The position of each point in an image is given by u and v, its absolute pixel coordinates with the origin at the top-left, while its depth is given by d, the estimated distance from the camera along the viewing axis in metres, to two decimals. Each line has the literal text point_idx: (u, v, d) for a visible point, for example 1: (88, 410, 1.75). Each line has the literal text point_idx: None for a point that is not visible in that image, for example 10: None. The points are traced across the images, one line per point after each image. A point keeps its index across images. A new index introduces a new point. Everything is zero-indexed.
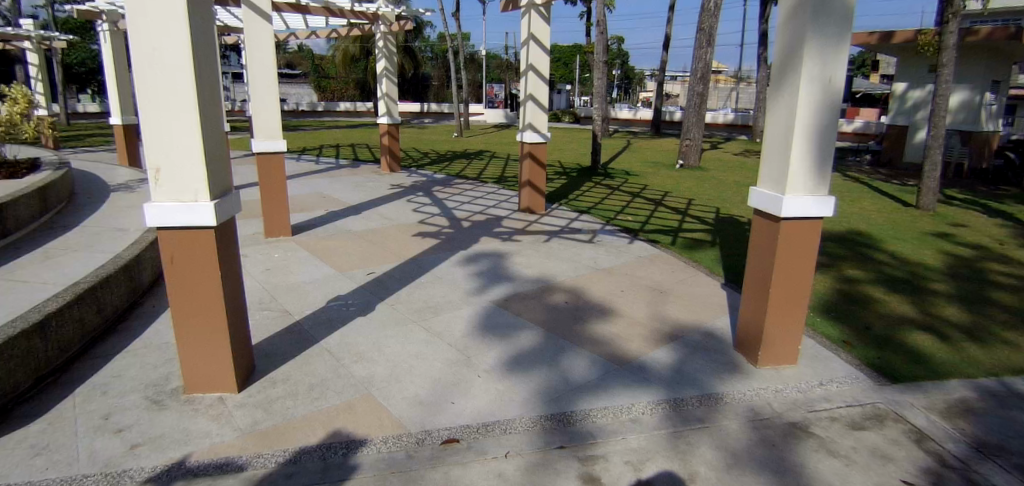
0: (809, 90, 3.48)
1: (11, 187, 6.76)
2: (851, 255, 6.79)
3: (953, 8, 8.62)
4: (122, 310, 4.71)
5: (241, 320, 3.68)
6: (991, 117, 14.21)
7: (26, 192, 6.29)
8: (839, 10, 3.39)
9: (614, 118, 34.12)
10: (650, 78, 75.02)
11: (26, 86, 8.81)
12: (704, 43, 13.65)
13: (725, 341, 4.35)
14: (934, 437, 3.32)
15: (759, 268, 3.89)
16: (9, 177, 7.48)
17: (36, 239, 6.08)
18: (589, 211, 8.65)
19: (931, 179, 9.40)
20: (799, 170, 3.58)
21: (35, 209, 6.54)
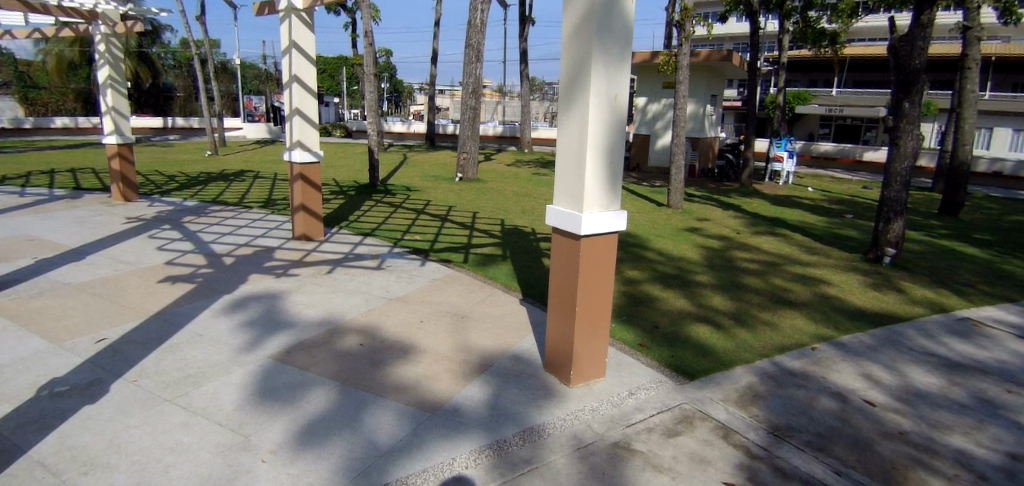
0: (597, 103, 3.50)
1: None
2: (627, 255, 7.31)
3: (685, 33, 9.90)
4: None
5: None
6: (712, 126, 17.17)
7: None
8: (618, 30, 3.55)
9: (387, 131, 33.75)
10: (421, 92, 76.58)
11: None
12: (473, 59, 14.04)
13: (535, 363, 4.22)
14: (738, 430, 3.56)
15: (563, 286, 3.82)
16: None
17: None
18: (374, 233, 8.06)
19: (676, 181, 10.86)
20: (594, 184, 3.57)
21: None
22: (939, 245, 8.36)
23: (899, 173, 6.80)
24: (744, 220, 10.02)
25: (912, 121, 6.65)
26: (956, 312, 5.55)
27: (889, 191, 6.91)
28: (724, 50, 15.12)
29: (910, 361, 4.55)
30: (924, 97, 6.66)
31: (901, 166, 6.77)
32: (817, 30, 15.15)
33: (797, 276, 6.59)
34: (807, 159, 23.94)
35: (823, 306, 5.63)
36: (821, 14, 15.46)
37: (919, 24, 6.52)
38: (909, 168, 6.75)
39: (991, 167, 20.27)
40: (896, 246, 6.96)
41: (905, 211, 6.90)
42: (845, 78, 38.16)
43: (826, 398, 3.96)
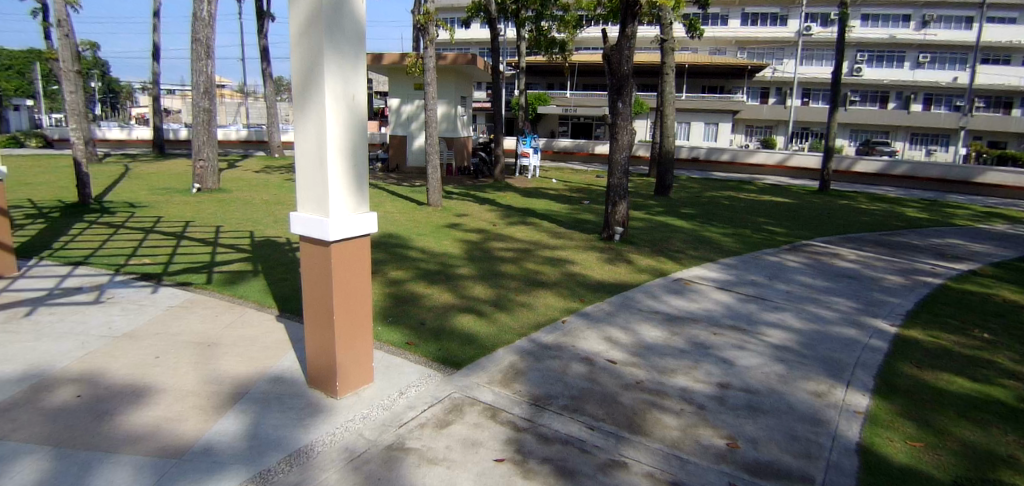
0: (334, 104, 3.52)
1: None
2: (389, 253, 7.29)
3: (430, 36, 10.06)
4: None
5: None
6: (464, 125, 17.90)
7: None
8: (349, 31, 3.58)
9: (99, 139, 28.60)
10: (146, 91, 66.99)
11: None
12: (202, 55, 12.65)
13: (296, 382, 4.02)
14: (504, 408, 3.81)
15: (319, 296, 3.73)
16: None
17: None
18: (86, 262, 6.77)
19: (433, 179, 10.90)
20: (340, 186, 3.60)
21: None
22: (655, 220, 10.06)
23: (620, 163, 7.94)
24: (499, 212, 10.77)
25: (626, 118, 7.86)
26: (672, 274, 6.73)
27: (613, 179, 8.00)
28: (468, 54, 16.06)
29: (641, 319, 5.38)
30: (632, 98, 7.89)
31: (621, 157, 7.93)
32: (548, 38, 17.28)
33: (548, 259, 7.29)
34: (551, 154, 26.82)
35: (571, 283, 6.33)
36: (550, 24, 17.51)
37: (625, 35, 7.58)
38: (627, 158, 7.96)
39: (689, 153, 25.20)
40: (623, 224, 8.16)
41: (627, 194, 8.10)
42: (577, 81, 43.96)
43: (577, 364, 4.45)
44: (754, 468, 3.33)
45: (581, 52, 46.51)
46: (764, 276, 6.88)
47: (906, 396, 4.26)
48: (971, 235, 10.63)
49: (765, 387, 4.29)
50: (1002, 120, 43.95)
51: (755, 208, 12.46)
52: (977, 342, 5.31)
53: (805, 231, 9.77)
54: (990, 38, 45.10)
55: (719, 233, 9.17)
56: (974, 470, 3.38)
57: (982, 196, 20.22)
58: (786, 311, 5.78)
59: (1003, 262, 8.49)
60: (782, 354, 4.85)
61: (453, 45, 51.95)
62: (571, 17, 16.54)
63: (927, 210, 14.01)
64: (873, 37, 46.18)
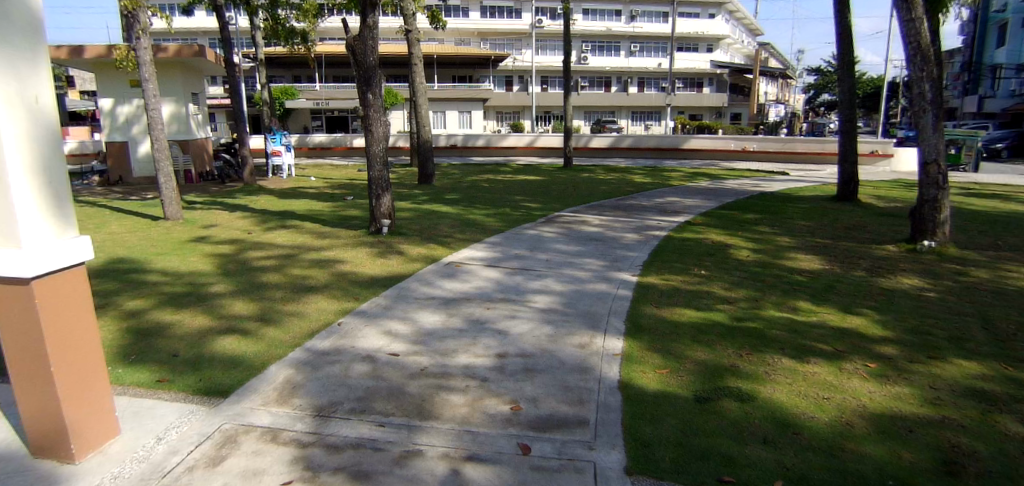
0: (11, 109, 2.83)
1: None
2: (119, 281, 6.16)
3: (141, 25, 8.63)
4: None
5: None
6: (199, 126, 16.03)
7: None
8: (22, 19, 2.92)
9: None
10: None
11: None
12: None
13: (14, 456, 3.23)
14: (286, 427, 3.55)
15: (24, 347, 3.01)
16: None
17: None
18: None
19: (168, 190, 9.40)
20: (34, 209, 2.92)
21: None
22: (423, 209, 10.23)
23: (378, 155, 7.90)
24: (255, 218, 9.84)
25: (378, 110, 7.81)
26: (444, 259, 6.94)
27: (373, 172, 7.90)
28: (195, 46, 14.32)
29: (419, 307, 5.47)
30: (382, 89, 7.86)
31: (377, 149, 7.89)
32: (286, 28, 16.24)
33: (315, 261, 6.92)
34: (305, 151, 25.71)
35: (342, 283, 6.11)
36: (287, 13, 16.48)
37: (366, 25, 7.47)
38: (384, 149, 7.95)
39: (447, 141, 26.36)
40: (389, 217, 8.14)
41: (389, 186, 8.09)
42: (325, 73, 42.79)
43: (358, 364, 4.34)
44: (538, 424, 3.65)
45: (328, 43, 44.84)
46: (527, 248, 7.51)
47: (649, 333, 5.08)
48: (681, 192, 13.02)
49: (537, 349, 4.70)
50: (696, 98, 54.39)
51: (513, 188, 13.49)
52: (694, 278, 6.56)
53: (557, 203, 10.92)
54: (682, 30, 54.89)
55: (483, 215, 9.71)
56: (702, 383, 4.18)
57: (687, 160, 24.85)
58: (549, 277, 6.40)
59: (704, 212, 10.59)
60: (551, 316, 5.38)
61: (175, 35, 45.54)
62: (310, 7, 15.67)
63: (649, 176, 16.76)
64: (594, 29, 53.02)
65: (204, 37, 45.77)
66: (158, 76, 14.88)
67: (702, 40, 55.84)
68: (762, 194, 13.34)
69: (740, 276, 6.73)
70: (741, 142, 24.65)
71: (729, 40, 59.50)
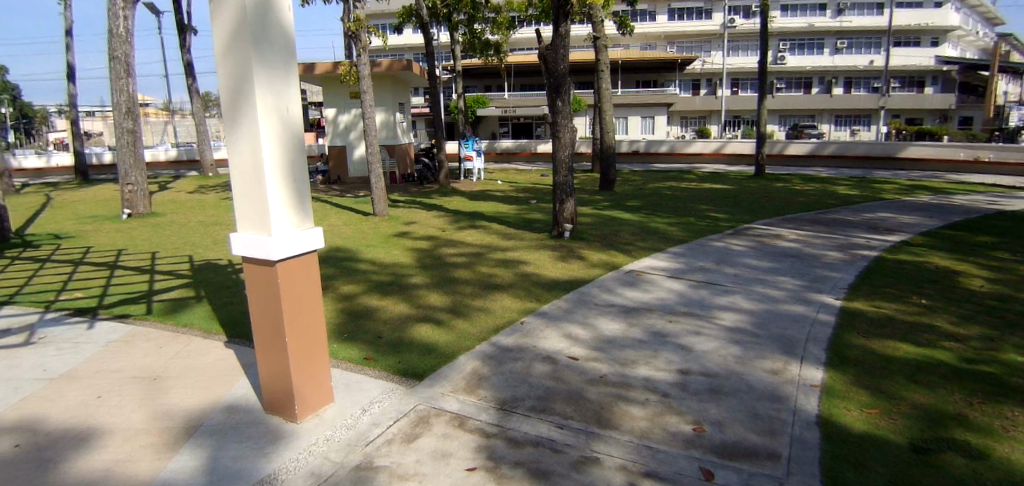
0: (268, 118, 3.35)
1: None
2: (339, 267, 7.08)
3: (363, 44, 9.84)
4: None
5: None
6: (403, 132, 17.75)
7: None
8: (279, 42, 3.45)
9: (12, 169, 26.18)
10: (60, 115, 63.48)
11: None
12: (122, 74, 11.96)
13: (253, 409, 3.84)
14: (471, 416, 3.75)
15: (268, 319, 3.56)
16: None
17: None
18: (6, 302, 6.23)
19: (378, 189, 10.62)
20: (280, 203, 3.42)
21: None
22: (603, 215, 10.24)
23: (564, 161, 8.05)
24: (448, 217, 10.64)
25: (566, 117, 7.95)
26: (624, 267, 6.85)
27: (558, 177, 8.09)
28: (404, 60, 15.99)
29: (599, 313, 5.45)
30: (571, 96, 8.01)
31: (563, 155, 8.06)
32: (482, 41, 17.27)
33: (500, 261, 7.26)
34: (493, 156, 27.14)
35: (526, 284, 6.34)
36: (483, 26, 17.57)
37: (558, 34, 7.68)
38: (570, 155, 8.09)
39: (629, 147, 25.74)
40: (572, 221, 8.29)
41: (573, 192, 8.21)
42: (516, 82, 44.67)
43: (539, 364, 4.45)
44: (722, 450, 3.39)
45: (516, 52, 47.18)
46: (713, 261, 7.11)
47: (856, 366, 4.46)
48: (896, 207, 11.35)
49: (723, 370, 4.40)
50: (916, 98, 47.15)
51: (699, 196, 12.89)
52: (914, 308, 5.64)
53: (746, 214, 10.20)
54: (902, 22, 48.04)
55: (665, 223, 9.41)
56: (923, 430, 3.56)
57: (906, 170, 21.61)
58: (736, 294, 5.98)
59: (927, 231, 9.10)
60: (739, 335, 5.00)
61: (388, 51, 51.47)
62: (503, 19, 16.99)
63: (855, 187, 14.90)
64: (793, 26, 48.69)
65: (409, 52, 51.06)
66: (374, 89, 16.85)
67: (926, 32, 48.49)
68: (1008, 213, 11.09)
69: (977, 310, 5.64)
70: (979, 151, 20.76)
71: (961, 32, 50.92)
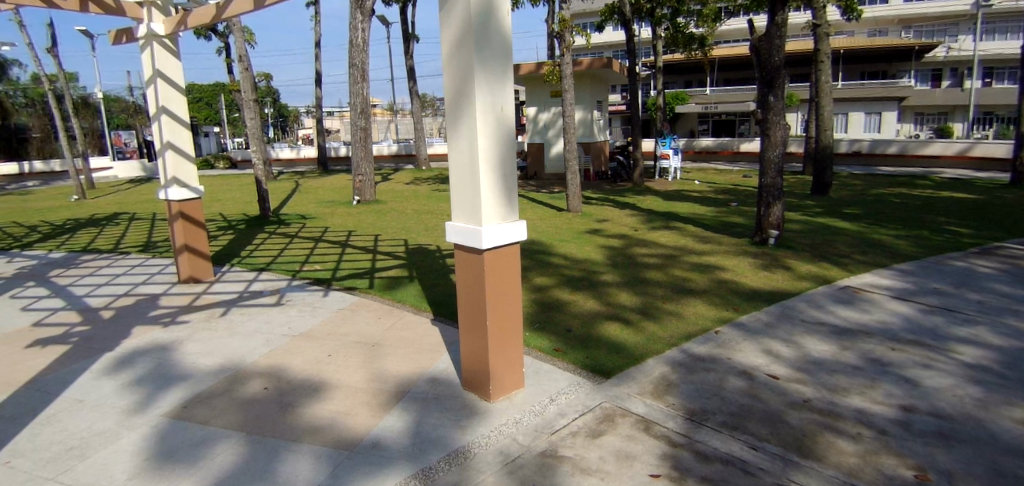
0: (484, 118, 3.57)
1: None
2: (534, 260, 7.42)
3: (567, 43, 10.17)
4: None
5: None
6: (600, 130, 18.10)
7: None
8: (497, 45, 3.64)
9: (277, 159, 31.97)
10: (309, 114, 76.00)
11: None
12: (358, 78, 13.66)
13: (452, 383, 4.17)
14: (657, 421, 3.65)
15: (472, 302, 3.83)
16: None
17: None
18: (268, 268, 7.62)
19: (574, 185, 10.97)
20: (490, 197, 3.64)
21: None
22: (814, 223, 9.28)
23: (773, 161, 7.55)
24: (642, 216, 10.51)
25: (778, 113, 7.43)
26: (836, 282, 6.14)
27: (765, 179, 7.62)
28: (604, 57, 16.28)
29: (805, 332, 4.94)
30: (785, 91, 7.46)
31: (773, 154, 7.54)
32: (686, 35, 16.76)
33: (694, 265, 6.98)
34: (693, 155, 26.62)
35: (722, 291, 6.01)
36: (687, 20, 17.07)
37: (774, 24, 7.24)
38: (781, 155, 7.54)
39: (847, 147, 23.32)
40: (777, 227, 7.72)
41: (781, 195, 7.65)
42: (719, 76, 42.43)
43: (733, 378, 4.17)
44: None
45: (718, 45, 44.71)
46: (951, 283, 6.04)
47: None
48: None
49: (966, 414, 3.69)
50: None
51: (940, 206, 11.01)
52: None
53: (1005, 231, 8.49)
54: None
55: (891, 236, 8.22)
56: None
57: None
58: (985, 325, 5.00)
59: None
60: (981, 375, 4.16)
61: (590, 49, 52.25)
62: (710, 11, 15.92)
63: None
64: None
65: (609, 50, 51.23)
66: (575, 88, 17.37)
67: None
68: None
69: None
70: None
71: None
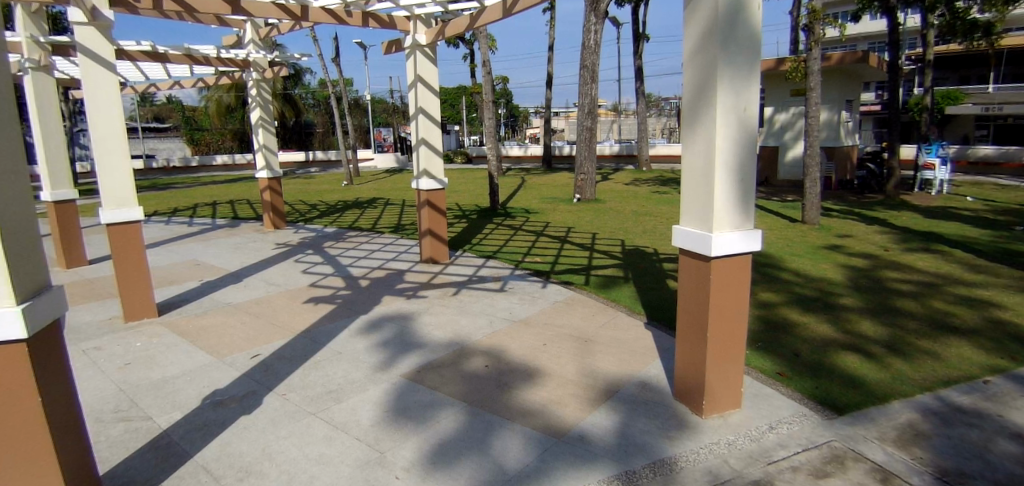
0: (725, 121, 3.40)
1: None
2: (759, 273, 6.88)
3: (815, 37, 9.17)
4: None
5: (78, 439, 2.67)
6: (849, 134, 16.07)
7: None
8: (746, 42, 3.41)
9: (506, 156, 34.61)
10: (533, 114, 80.75)
11: None
12: (588, 80, 14.20)
13: (663, 391, 4.09)
14: (899, 474, 3.10)
15: (693, 311, 3.69)
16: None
17: None
18: (496, 255, 8.33)
19: (812, 195, 9.91)
20: (724, 204, 3.47)
21: None
22: None
23: None
24: (897, 235, 9.00)
25: None
26: None
27: None
28: (859, 51, 14.26)
29: None
30: None
31: None
32: (967, 22, 13.97)
33: (966, 299, 5.76)
34: (964, 166, 21.99)
35: (1005, 334, 4.85)
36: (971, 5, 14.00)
37: None
38: None
39: None
40: None
41: None
42: (1009, 70, 34.46)
43: (1011, 442, 3.35)
44: None
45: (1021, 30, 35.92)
46: None
47: None
48: None
49: None
50: None
51: None
52: None
53: None
54: None
55: None
56: None
57: None
58: None
59: None
60: None
61: (841, 43, 46.18)
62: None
63: None
64: None
65: (867, 43, 44.66)
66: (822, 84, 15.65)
67: None
68: None
69: None
70: None
71: None
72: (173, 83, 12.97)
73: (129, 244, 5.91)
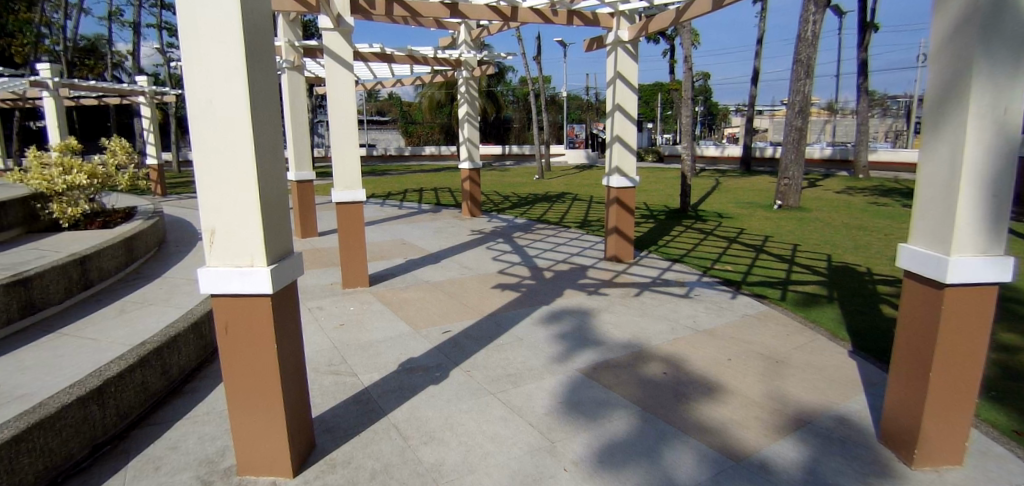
0: (978, 124, 2.83)
1: (101, 237, 7.28)
2: (1008, 309, 5.63)
3: None
4: (6, 326, 4.96)
5: (299, 383, 3.25)
6: None
7: (111, 243, 6.68)
8: (1016, 28, 2.79)
9: (699, 156, 32.94)
10: (733, 112, 75.36)
11: (122, 139, 10.00)
12: (802, 75, 12.77)
13: (868, 431, 3.58)
14: None
15: (914, 346, 3.17)
16: (100, 227, 8.07)
17: (115, 291, 6.38)
18: (682, 259, 8.03)
19: None
20: (967, 222, 2.91)
21: (120, 259, 6.91)
22: None
23: None
24: None
25: None
26: None
27: None
28: None
29: None
30: None
31: None
32: None
33: None
34: None
35: None
36: None
37: None
38: None
39: None
40: None
41: None
42: None
43: None
44: None
45: None
46: None
47: None
48: None
49: None
50: None
51: None
52: None
53: None
54: None
55: None
56: None
57: None
58: None
59: None
60: None
61: None
62: None
63: None
64: None
65: None
66: None
67: None
68: None
69: None
70: None
71: None
72: (396, 81, 14.76)
73: (353, 221, 6.96)
